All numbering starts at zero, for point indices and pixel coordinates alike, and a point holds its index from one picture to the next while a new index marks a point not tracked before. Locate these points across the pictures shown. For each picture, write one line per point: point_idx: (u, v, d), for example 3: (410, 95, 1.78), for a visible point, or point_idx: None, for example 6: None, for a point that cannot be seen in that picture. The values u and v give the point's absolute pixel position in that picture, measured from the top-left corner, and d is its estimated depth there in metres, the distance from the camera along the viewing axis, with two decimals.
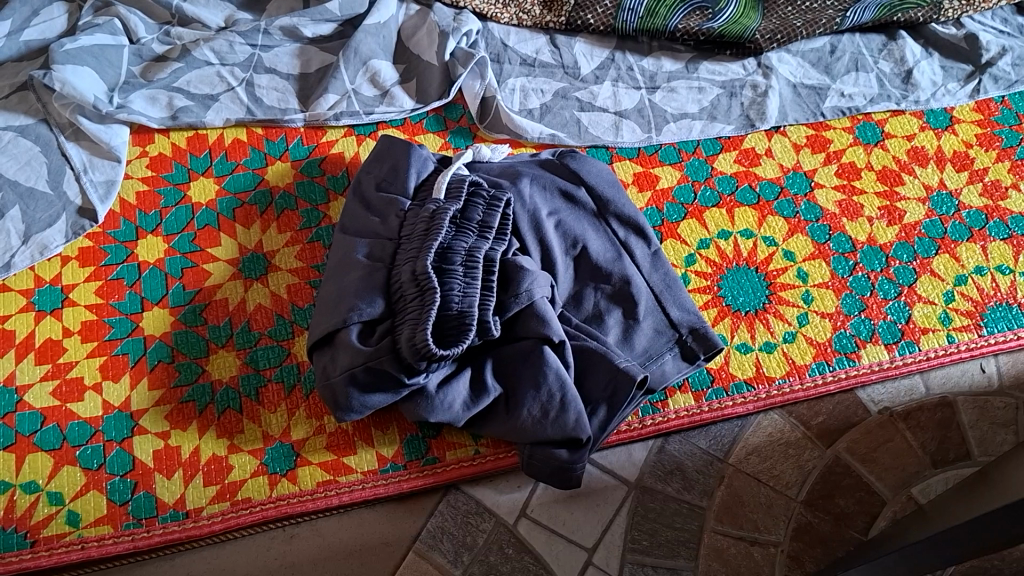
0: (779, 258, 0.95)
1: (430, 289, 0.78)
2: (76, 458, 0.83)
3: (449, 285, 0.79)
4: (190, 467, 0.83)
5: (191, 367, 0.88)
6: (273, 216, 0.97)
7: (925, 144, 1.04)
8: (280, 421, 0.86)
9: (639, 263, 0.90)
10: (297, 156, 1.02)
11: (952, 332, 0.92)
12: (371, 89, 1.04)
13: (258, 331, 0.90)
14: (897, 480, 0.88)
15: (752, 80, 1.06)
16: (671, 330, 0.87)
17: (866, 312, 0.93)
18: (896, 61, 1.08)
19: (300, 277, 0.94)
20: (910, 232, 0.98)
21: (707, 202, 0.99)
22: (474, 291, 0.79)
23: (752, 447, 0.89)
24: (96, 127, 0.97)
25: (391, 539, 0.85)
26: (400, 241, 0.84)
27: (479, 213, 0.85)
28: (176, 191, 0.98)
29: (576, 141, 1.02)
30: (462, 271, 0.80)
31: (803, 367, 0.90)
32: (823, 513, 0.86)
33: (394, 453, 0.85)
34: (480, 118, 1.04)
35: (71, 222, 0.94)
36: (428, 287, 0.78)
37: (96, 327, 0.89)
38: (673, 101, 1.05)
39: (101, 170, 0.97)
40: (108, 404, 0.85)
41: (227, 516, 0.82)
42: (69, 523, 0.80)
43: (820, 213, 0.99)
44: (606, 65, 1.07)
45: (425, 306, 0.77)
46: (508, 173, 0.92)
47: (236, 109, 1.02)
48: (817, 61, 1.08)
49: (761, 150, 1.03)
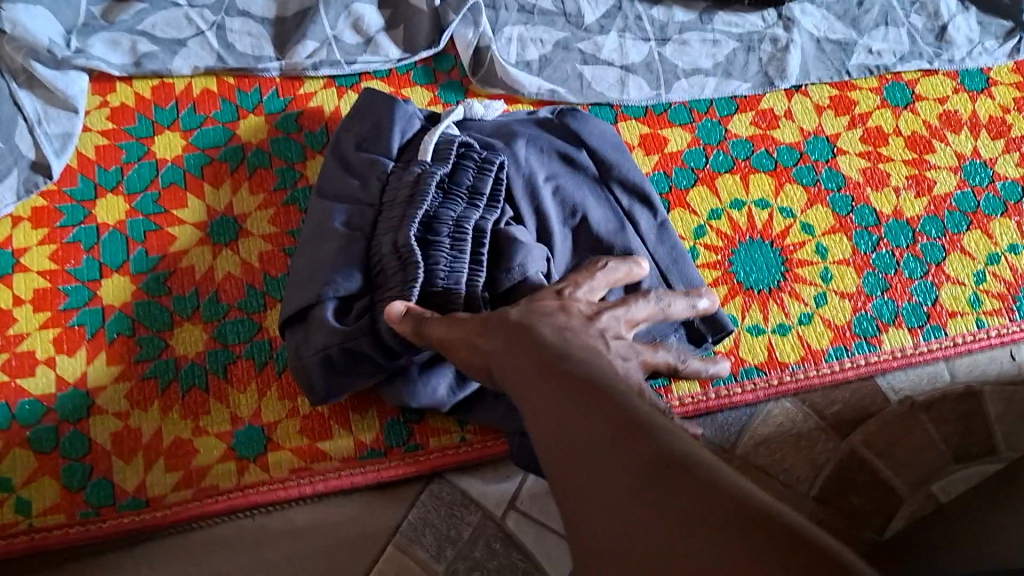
0: (797, 231, 0.88)
1: (412, 263, 0.71)
2: (27, 439, 0.76)
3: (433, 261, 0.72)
4: (151, 451, 0.77)
5: (154, 341, 0.81)
6: (245, 175, 0.89)
7: (958, 108, 0.96)
8: (250, 402, 0.79)
9: (643, 235, 0.82)
10: (271, 110, 0.93)
11: (982, 316, 0.85)
12: (353, 36, 0.95)
13: (227, 303, 0.83)
14: (917, 476, 0.81)
15: (772, 33, 0.97)
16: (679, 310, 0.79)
17: (889, 292, 0.86)
18: (929, 16, 0.99)
19: (274, 244, 0.86)
20: (940, 205, 0.90)
21: (719, 168, 0.91)
22: (461, 267, 0.72)
23: (762, 437, 0.81)
24: (52, 74, 0.88)
25: (370, 530, 0.78)
26: (381, 207, 0.77)
27: (466, 182, 0.77)
28: (139, 146, 0.90)
29: (577, 97, 0.93)
30: (450, 243, 0.73)
31: (819, 352, 0.83)
32: (836, 511, 0.79)
33: (374, 439, 0.79)
34: (473, 71, 0.95)
35: (23, 178, 0.86)
36: (409, 259, 0.71)
37: (50, 296, 0.82)
38: (685, 56, 0.96)
39: (57, 122, 0.88)
40: (62, 381, 0.78)
41: (191, 504, 0.75)
42: (20, 511, 0.74)
43: (843, 182, 0.91)
44: (612, 14, 0.97)
45: (406, 283, 0.71)
46: (502, 132, 0.84)
47: (206, 56, 0.93)
48: (843, 14, 0.98)
49: (780, 111, 0.94)
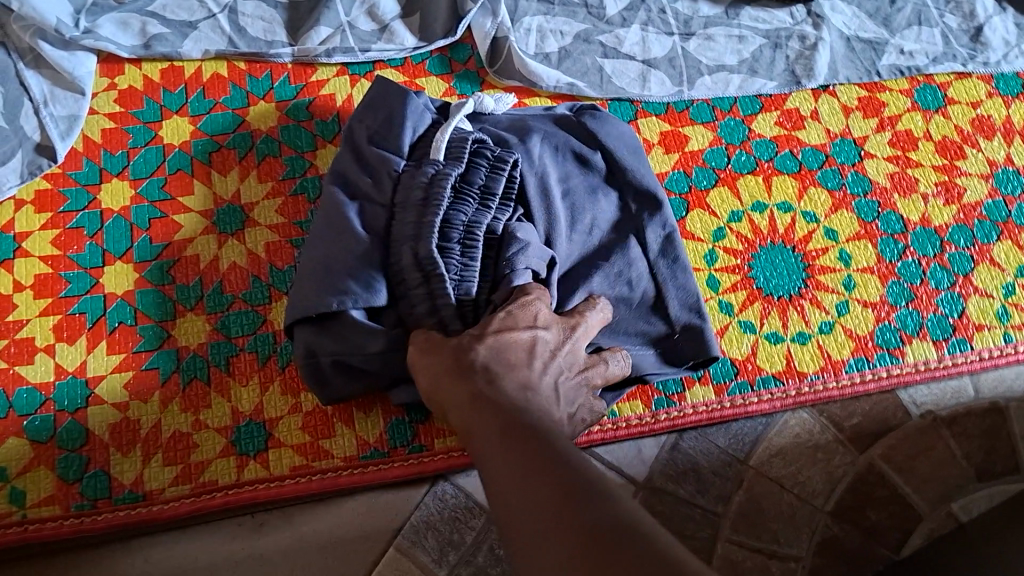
0: (820, 237, 0.85)
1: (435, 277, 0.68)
2: (24, 429, 0.74)
3: (445, 265, 0.69)
4: (149, 444, 0.75)
5: (155, 331, 0.79)
6: (254, 163, 0.87)
7: (992, 113, 0.92)
8: (252, 396, 0.77)
9: (650, 246, 0.78)
10: (282, 96, 0.90)
11: (1009, 330, 0.82)
12: (369, 23, 0.93)
13: (232, 294, 0.81)
14: (936, 493, 0.78)
15: (800, 30, 0.94)
16: (668, 327, 0.76)
17: (914, 303, 0.83)
18: (964, 16, 0.95)
19: (281, 234, 0.84)
20: (969, 213, 0.87)
21: (741, 169, 0.88)
22: (472, 277, 0.70)
23: (776, 448, 0.79)
24: (59, 54, 0.87)
25: (371, 531, 0.76)
26: (393, 208, 0.73)
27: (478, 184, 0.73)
28: (146, 130, 0.88)
29: (597, 92, 0.90)
30: (461, 251, 0.70)
31: (840, 363, 0.80)
32: (851, 527, 0.77)
33: (377, 438, 0.77)
34: (490, 62, 0.92)
35: (27, 160, 0.84)
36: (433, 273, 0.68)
37: (51, 282, 0.80)
38: (709, 51, 0.93)
39: (64, 104, 0.87)
40: (60, 369, 0.77)
41: (189, 500, 0.74)
42: (14, 501, 0.72)
43: (869, 187, 0.88)
44: (635, 6, 0.94)
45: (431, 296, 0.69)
46: (517, 127, 0.81)
47: (217, 40, 0.91)
48: (874, 12, 0.95)
49: (806, 111, 0.91)
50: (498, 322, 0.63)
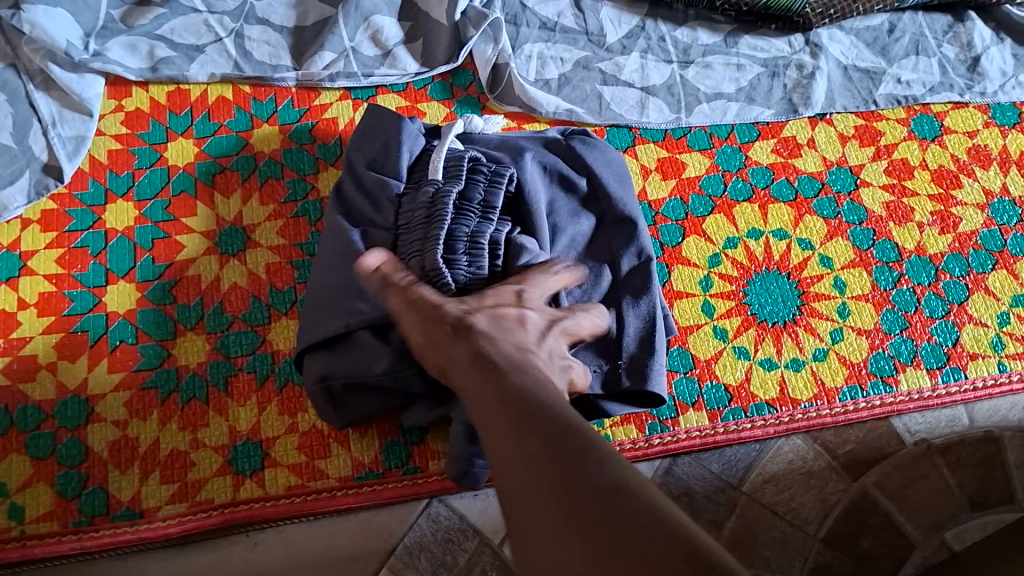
0: (815, 264, 0.86)
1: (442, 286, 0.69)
2: (25, 445, 0.75)
3: (449, 268, 0.71)
4: (148, 462, 0.76)
5: (156, 350, 0.80)
6: (256, 185, 0.88)
7: (988, 143, 0.93)
8: (249, 416, 0.78)
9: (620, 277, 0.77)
10: (286, 119, 0.92)
11: (1004, 359, 0.82)
12: (372, 49, 0.94)
13: (232, 314, 0.82)
14: (929, 522, 0.78)
15: (798, 59, 0.95)
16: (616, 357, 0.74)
17: (908, 331, 0.83)
18: (962, 46, 0.96)
19: (282, 256, 0.85)
20: (964, 242, 0.87)
21: (737, 196, 0.89)
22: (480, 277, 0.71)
23: (769, 475, 0.79)
24: (68, 76, 0.89)
25: (365, 552, 0.77)
26: (397, 230, 0.75)
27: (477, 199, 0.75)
28: (152, 152, 0.90)
29: (595, 119, 0.92)
30: (466, 260, 0.72)
31: (834, 391, 0.80)
32: (844, 555, 0.76)
33: (372, 460, 0.78)
34: (491, 88, 0.94)
35: (35, 180, 0.86)
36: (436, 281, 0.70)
37: (55, 300, 0.81)
38: (707, 79, 0.94)
39: (71, 125, 0.89)
40: (62, 387, 0.78)
41: (184, 518, 0.74)
42: (12, 517, 0.73)
43: (865, 216, 0.88)
44: (635, 34, 0.96)
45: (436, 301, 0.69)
46: (507, 146, 0.82)
47: (223, 64, 0.93)
48: (872, 42, 0.96)
49: (803, 139, 0.92)
50: (495, 281, 0.65)
